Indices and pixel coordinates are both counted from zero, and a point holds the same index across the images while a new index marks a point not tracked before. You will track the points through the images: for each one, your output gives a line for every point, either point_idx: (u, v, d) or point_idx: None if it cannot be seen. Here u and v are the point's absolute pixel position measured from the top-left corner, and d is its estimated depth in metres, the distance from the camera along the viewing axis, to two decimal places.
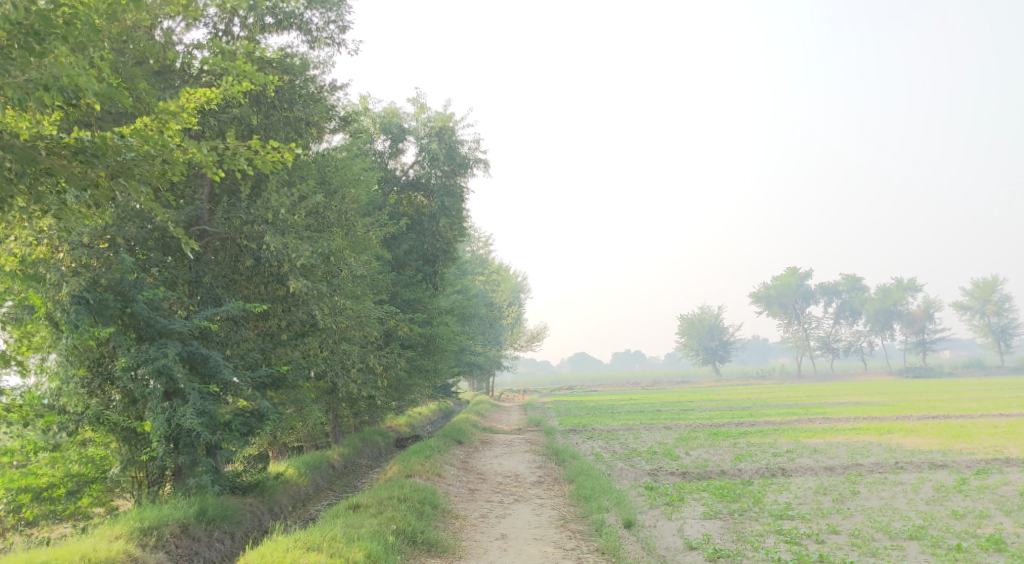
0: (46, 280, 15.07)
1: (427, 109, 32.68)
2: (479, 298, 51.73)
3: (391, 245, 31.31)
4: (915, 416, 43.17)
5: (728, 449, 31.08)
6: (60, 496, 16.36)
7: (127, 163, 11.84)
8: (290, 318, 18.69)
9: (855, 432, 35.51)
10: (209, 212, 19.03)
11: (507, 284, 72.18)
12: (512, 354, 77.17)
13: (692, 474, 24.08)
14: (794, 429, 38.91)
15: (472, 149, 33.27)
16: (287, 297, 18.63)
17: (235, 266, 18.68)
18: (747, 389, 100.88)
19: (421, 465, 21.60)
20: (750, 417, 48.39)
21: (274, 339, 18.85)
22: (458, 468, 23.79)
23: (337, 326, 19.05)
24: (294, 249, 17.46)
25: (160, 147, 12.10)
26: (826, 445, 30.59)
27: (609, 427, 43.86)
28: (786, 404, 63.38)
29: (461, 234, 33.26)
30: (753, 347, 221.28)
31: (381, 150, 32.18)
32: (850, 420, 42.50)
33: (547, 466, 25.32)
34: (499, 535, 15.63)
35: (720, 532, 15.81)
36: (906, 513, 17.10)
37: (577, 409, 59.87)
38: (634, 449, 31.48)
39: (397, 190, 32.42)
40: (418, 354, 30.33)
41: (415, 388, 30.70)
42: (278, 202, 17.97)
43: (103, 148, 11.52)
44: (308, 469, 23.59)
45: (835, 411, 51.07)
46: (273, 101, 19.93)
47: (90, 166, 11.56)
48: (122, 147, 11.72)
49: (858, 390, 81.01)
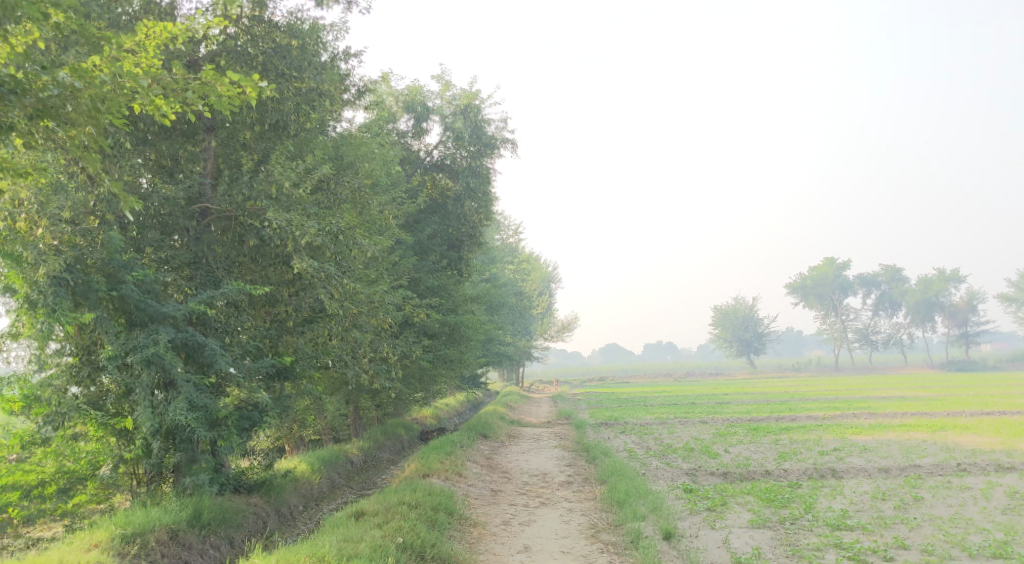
0: (25, 259, 13.82)
1: (452, 86, 31.02)
2: (508, 287, 50.11)
3: (413, 228, 29.76)
4: (968, 412, 40.65)
5: (771, 446, 29.18)
6: (51, 494, 15.07)
7: (50, 101, 11.16)
8: (298, 303, 17.23)
9: (906, 429, 33.40)
10: (210, 189, 17.61)
11: (537, 273, 70.32)
12: (543, 345, 75.47)
13: (734, 475, 22.29)
14: (839, 424, 36.73)
15: (499, 129, 31.60)
16: (294, 280, 17.19)
17: (239, 246, 17.50)
18: (780, 382, 98.32)
19: (441, 463, 20.06)
20: (791, 411, 46.26)
21: (282, 325, 17.45)
22: (481, 466, 22.23)
23: (349, 312, 17.53)
24: (299, 226, 15.98)
25: (90, 83, 11.32)
26: (877, 443, 28.51)
27: (642, 420, 42.05)
28: (826, 397, 60.94)
29: (488, 217, 31.63)
30: (789, 339, 217.26)
31: (404, 130, 30.62)
32: (899, 416, 40.22)
33: (577, 464, 23.66)
34: (522, 547, 14.03)
35: (772, 545, 14.03)
36: (982, 524, 15.25)
37: (608, 401, 58.14)
38: (670, 445, 29.71)
39: (420, 172, 30.96)
40: (442, 344, 28.79)
41: (440, 379, 29.17)
42: (282, 175, 16.50)
43: (23, 84, 10.96)
44: (323, 465, 22.23)
45: (881, 405, 48.54)
46: (279, 67, 18.40)
47: (9, 105, 10.99)
48: (46, 83, 11.12)
49: (897, 384, 77.93)
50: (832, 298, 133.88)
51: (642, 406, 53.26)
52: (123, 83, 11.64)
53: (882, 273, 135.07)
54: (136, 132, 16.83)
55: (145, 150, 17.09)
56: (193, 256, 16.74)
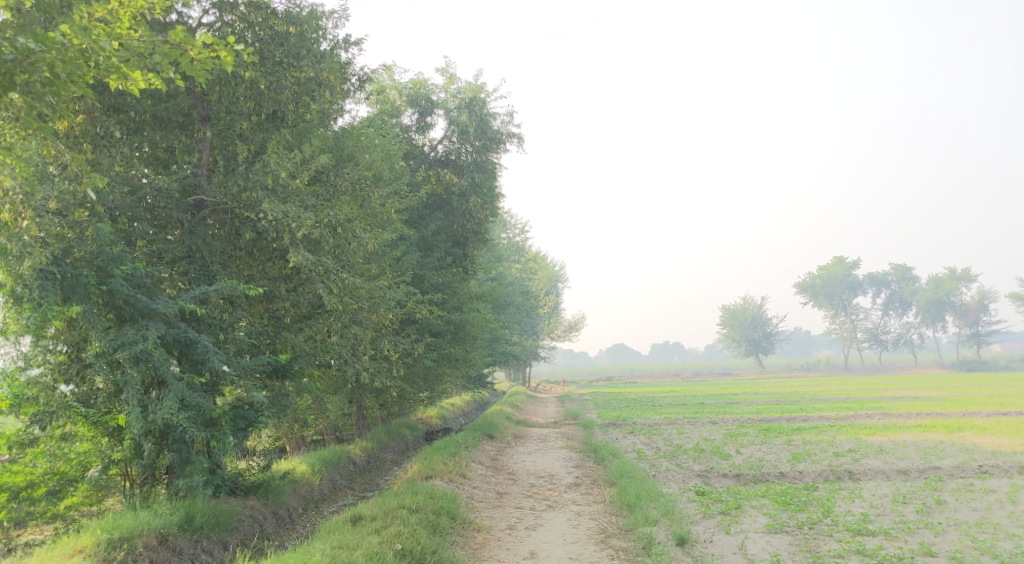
0: (10, 251, 13.27)
1: (457, 80, 30.37)
2: (515, 285, 49.38)
3: (417, 224, 29.12)
4: (984, 413, 39.74)
5: (784, 447, 28.45)
6: (40, 496, 14.44)
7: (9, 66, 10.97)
8: (295, 299, 16.66)
9: (922, 430, 32.63)
10: (206, 180, 17.06)
11: (544, 272, 69.60)
12: (550, 343, 74.70)
13: (747, 477, 21.61)
14: (852, 425, 35.98)
15: (505, 124, 30.95)
16: (291, 275, 16.62)
17: (235, 241, 16.93)
18: (788, 382, 97.46)
19: (445, 464, 19.43)
20: (803, 412, 45.47)
21: (279, 322, 16.87)
22: (486, 467, 21.60)
23: (349, 308, 16.91)
24: (296, 218, 15.34)
25: (50, 45, 11.08)
26: (893, 445, 27.75)
27: (651, 421, 41.38)
28: (837, 398, 60.14)
29: (493, 213, 31.00)
30: (797, 339, 216.06)
31: (408, 124, 29.98)
32: (914, 416, 39.40)
33: (585, 465, 23.01)
34: (527, 554, 13.42)
35: (792, 552, 13.37)
36: (1010, 529, 14.56)
37: (617, 401, 57.45)
38: (680, 446, 29.04)
39: (425, 167, 30.35)
40: (446, 342, 28.16)
41: (444, 378, 28.57)
42: (278, 164, 15.85)
43: None
44: (324, 466, 21.64)
45: (895, 406, 47.68)
46: (277, 55, 17.75)
47: None
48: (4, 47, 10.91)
49: (909, 384, 76.92)
50: (841, 298, 132.75)
51: (651, 406, 52.48)
52: (84, 47, 11.39)
53: (892, 272, 133.92)
54: (127, 122, 16.26)
55: (137, 140, 16.51)
56: (187, 249, 16.17)
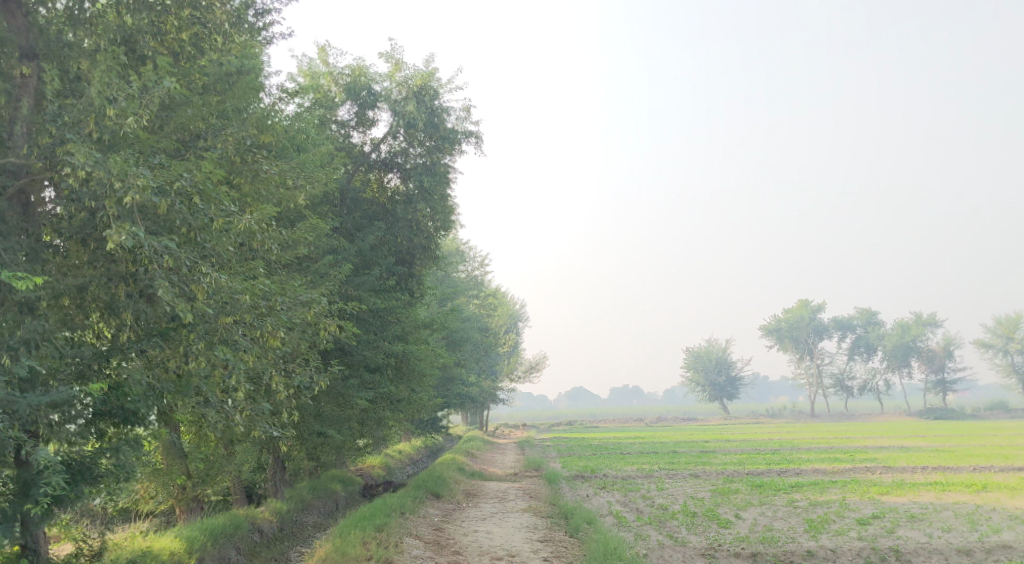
0: None
1: (404, 67, 25.29)
2: (472, 320, 44.22)
3: (352, 236, 23.91)
4: (997, 468, 35.22)
5: (792, 510, 23.52)
6: None
7: None
8: (137, 307, 11.40)
9: (944, 488, 27.96)
10: (23, 136, 11.85)
11: (504, 307, 64.32)
12: (509, 386, 69.17)
13: (768, 558, 16.56)
14: (859, 481, 31.17)
15: (460, 121, 25.98)
16: (132, 273, 11.33)
17: (58, 222, 11.70)
18: (754, 429, 92.83)
19: (365, 545, 14.24)
20: (794, 463, 40.69)
21: (114, 341, 11.61)
22: (425, 543, 16.38)
23: (218, 321, 11.79)
24: (121, 177, 10.16)
25: None
26: (923, 509, 22.99)
27: (625, 472, 36.19)
28: (822, 446, 55.65)
29: (445, 226, 25.89)
30: (759, 383, 213.29)
31: (345, 119, 24.90)
32: (921, 471, 34.79)
33: (554, 537, 17.97)
34: None
35: None
36: None
37: (584, 448, 52.07)
38: (666, 507, 24.03)
39: (365, 170, 25.26)
40: (387, 379, 22.85)
41: (384, 422, 23.25)
42: (104, 100, 10.74)
43: None
44: (211, 539, 16.09)
45: (892, 458, 43.13)
46: None
47: None
48: None
49: (885, 432, 73.02)
50: (808, 342, 129.47)
51: (621, 454, 47.30)
52: None
53: (857, 317, 131.24)
54: None
55: None
56: None
